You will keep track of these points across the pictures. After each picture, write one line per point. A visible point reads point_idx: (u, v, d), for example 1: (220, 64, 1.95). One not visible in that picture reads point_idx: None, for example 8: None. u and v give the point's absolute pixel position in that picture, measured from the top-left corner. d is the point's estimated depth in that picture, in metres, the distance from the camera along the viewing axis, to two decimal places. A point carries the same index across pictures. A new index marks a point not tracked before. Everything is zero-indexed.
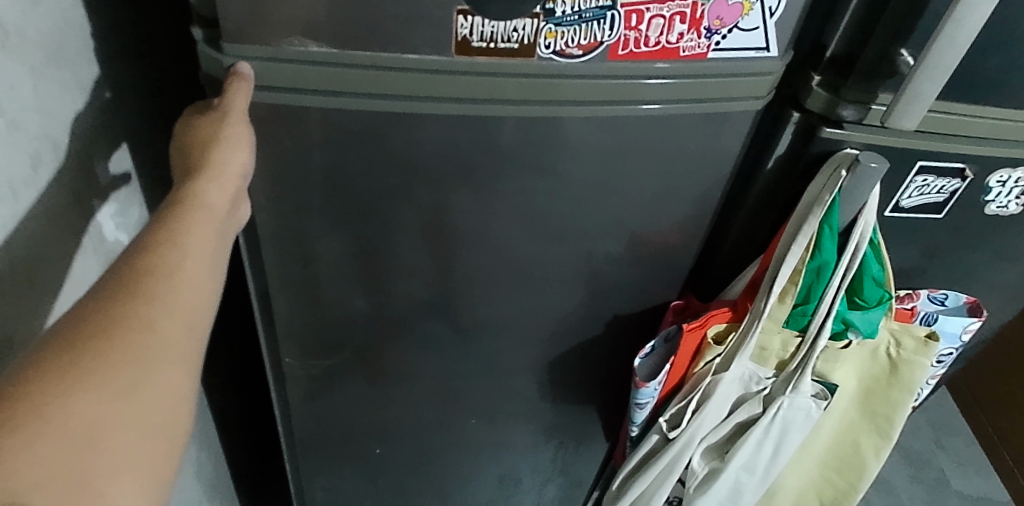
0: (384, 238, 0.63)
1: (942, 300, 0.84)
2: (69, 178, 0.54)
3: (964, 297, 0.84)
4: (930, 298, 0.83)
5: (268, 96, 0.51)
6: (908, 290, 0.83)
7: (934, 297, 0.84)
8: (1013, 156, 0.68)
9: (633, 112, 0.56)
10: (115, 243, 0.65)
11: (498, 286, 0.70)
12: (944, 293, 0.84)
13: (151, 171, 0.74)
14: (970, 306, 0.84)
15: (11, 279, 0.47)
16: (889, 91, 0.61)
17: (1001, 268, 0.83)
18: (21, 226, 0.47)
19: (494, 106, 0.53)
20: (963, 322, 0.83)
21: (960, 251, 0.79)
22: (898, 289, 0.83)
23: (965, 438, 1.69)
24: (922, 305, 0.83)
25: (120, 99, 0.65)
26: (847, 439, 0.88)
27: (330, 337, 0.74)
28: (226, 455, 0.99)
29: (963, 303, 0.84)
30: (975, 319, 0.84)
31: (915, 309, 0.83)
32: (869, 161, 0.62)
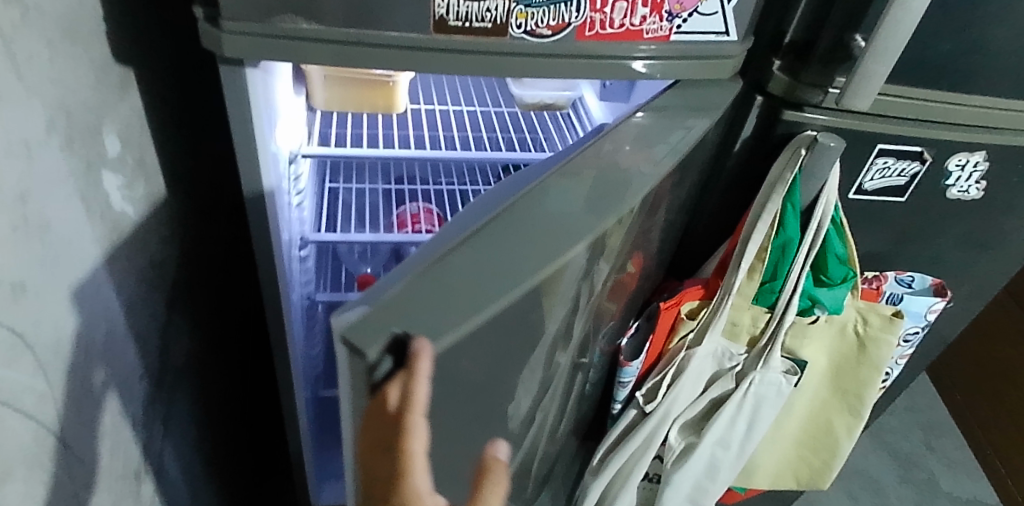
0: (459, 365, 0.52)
1: (909, 282, 0.88)
2: (80, 146, 0.59)
3: (929, 279, 0.88)
4: (897, 280, 0.88)
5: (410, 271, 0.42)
6: (875, 272, 0.87)
7: (902, 280, 0.88)
8: (968, 140, 0.72)
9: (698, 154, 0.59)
10: (122, 215, 0.69)
11: None
12: (911, 276, 0.88)
13: (155, 153, 0.78)
14: (936, 287, 0.88)
15: (30, 233, 0.50)
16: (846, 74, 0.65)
17: (966, 252, 0.87)
18: (37, 183, 0.51)
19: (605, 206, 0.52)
20: (928, 302, 0.88)
21: (925, 234, 0.83)
22: (865, 271, 0.88)
23: (955, 440, 1.69)
24: (889, 286, 0.88)
25: (128, 79, 0.70)
26: (821, 418, 0.91)
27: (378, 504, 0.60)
28: (221, 433, 1.02)
29: (929, 285, 0.89)
30: (940, 299, 0.88)
31: (883, 290, 0.87)
32: (827, 140, 0.67)
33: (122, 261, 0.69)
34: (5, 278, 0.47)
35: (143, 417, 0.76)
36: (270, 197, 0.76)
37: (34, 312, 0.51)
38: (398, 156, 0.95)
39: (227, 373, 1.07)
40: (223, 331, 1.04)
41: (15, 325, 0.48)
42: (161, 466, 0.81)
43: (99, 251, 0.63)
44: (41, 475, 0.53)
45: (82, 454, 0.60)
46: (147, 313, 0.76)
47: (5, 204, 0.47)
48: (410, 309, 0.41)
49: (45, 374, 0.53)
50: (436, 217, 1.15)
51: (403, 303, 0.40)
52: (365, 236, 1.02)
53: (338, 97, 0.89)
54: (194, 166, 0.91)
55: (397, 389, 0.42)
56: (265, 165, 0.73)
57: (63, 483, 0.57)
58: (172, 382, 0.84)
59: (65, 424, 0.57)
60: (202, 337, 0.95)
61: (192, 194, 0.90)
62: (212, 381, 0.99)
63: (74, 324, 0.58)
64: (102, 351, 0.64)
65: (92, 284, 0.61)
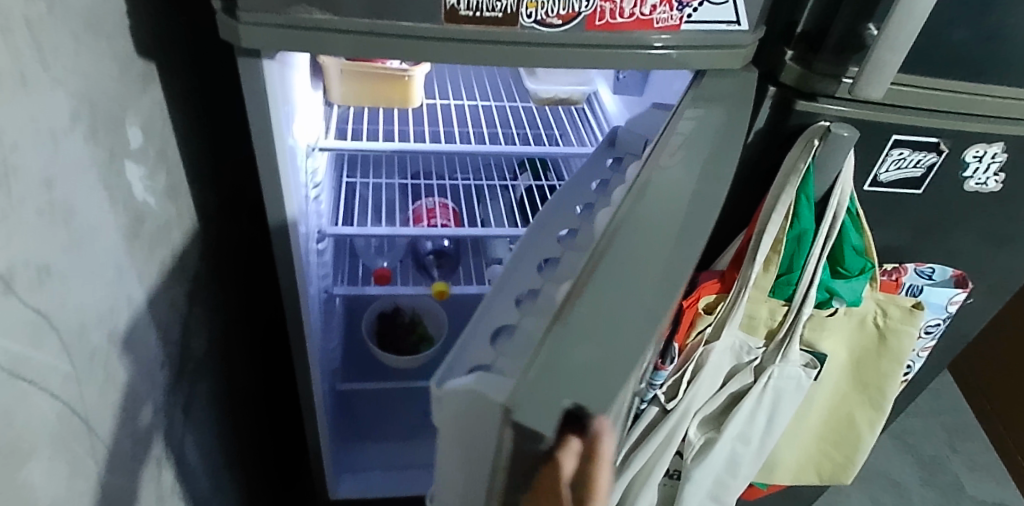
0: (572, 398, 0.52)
1: (929, 274, 0.87)
2: (102, 136, 0.61)
3: (950, 270, 0.87)
4: (917, 272, 0.87)
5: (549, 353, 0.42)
6: (895, 264, 0.86)
7: (922, 271, 0.87)
8: (984, 131, 0.71)
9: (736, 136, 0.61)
10: (144, 206, 0.70)
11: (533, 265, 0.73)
12: (930, 267, 0.87)
13: (177, 147, 0.79)
14: (957, 278, 0.88)
15: (52, 217, 0.51)
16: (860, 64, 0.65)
17: (984, 246, 0.86)
18: (60, 171, 0.53)
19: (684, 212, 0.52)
20: (949, 293, 0.87)
21: (942, 228, 0.82)
22: (884, 263, 0.86)
23: (980, 443, 1.66)
24: (909, 278, 0.87)
25: (150, 73, 0.72)
26: (842, 412, 0.90)
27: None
28: (239, 424, 1.03)
29: (950, 276, 0.88)
30: (961, 290, 0.87)
31: (902, 282, 0.86)
32: (841, 130, 0.67)
33: (143, 251, 0.70)
34: (31, 260, 0.48)
35: (165, 405, 0.77)
36: (287, 189, 0.77)
37: (58, 295, 0.52)
38: (414, 150, 0.97)
39: (247, 364, 1.08)
40: (241, 324, 1.05)
41: (40, 307, 0.49)
42: (181, 455, 0.82)
43: (121, 239, 0.64)
44: (65, 455, 0.54)
45: (105, 437, 0.61)
46: (169, 303, 0.78)
47: (30, 189, 0.48)
48: (568, 383, 0.40)
49: (68, 356, 0.54)
50: (451, 211, 1.17)
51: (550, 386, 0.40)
52: (381, 230, 1.03)
53: (355, 92, 0.91)
54: (214, 160, 0.93)
55: (572, 459, 0.41)
56: (282, 157, 0.74)
57: (86, 464, 0.58)
58: (192, 372, 0.86)
59: (89, 406, 0.58)
60: (222, 329, 0.97)
61: (212, 188, 0.92)
62: (231, 372, 1.00)
63: (98, 311, 0.59)
64: (125, 337, 0.65)
65: (115, 271, 0.63)
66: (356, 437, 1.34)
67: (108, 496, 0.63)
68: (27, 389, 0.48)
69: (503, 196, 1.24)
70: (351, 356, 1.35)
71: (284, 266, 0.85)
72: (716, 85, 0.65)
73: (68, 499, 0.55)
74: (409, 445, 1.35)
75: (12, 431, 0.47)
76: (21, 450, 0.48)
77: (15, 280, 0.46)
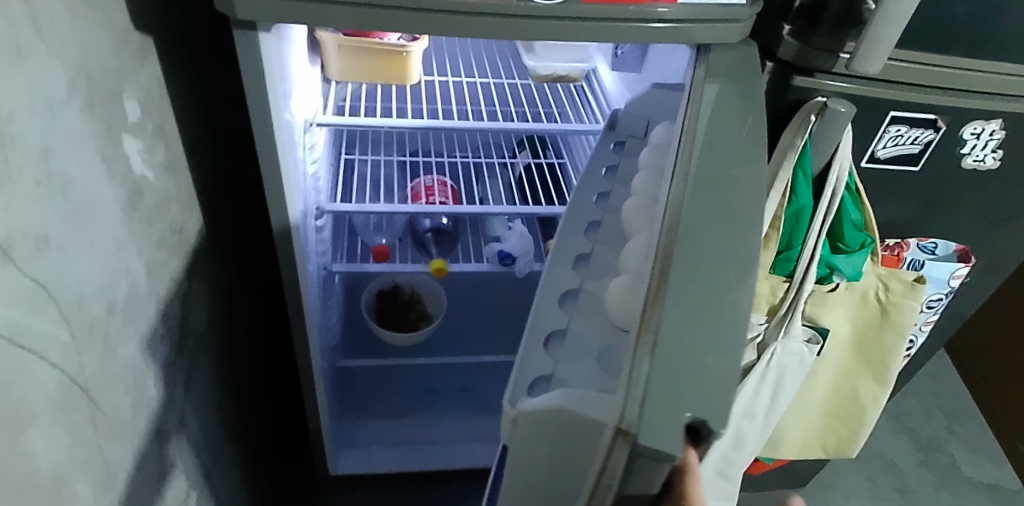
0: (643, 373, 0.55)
1: (931, 249, 0.90)
2: (100, 109, 0.61)
3: (953, 245, 0.90)
4: (919, 247, 0.90)
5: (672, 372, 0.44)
6: (898, 240, 0.90)
7: (924, 247, 0.90)
8: (979, 108, 0.74)
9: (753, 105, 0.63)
10: (142, 179, 0.70)
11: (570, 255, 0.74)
12: (933, 242, 0.90)
13: (175, 121, 0.79)
14: (960, 253, 0.91)
15: (50, 188, 0.52)
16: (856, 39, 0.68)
17: (976, 222, 0.88)
18: (60, 142, 0.53)
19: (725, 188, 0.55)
20: (951, 268, 0.91)
21: (933, 202, 0.85)
22: (886, 239, 0.91)
23: (978, 425, 1.67)
24: (911, 253, 0.91)
25: (148, 46, 0.72)
26: (846, 386, 0.91)
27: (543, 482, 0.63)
28: (238, 399, 1.04)
29: (952, 251, 0.91)
30: (963, 265, 0.91)
31: (904, 257, 0.91)
32: (837, 106, 0.69)
33: (142, 225, 0.70)
34: (30, 230, 0.49)
35: (167, 377, 0.78)
36: (285, 165, 0.78)
37: (56, 266, 0.53)
38: (432, 127, 0.98)
39: (247, 339, 1.09)
40: (239, 300, 1.06)
41: (39, 276, 0.50)
42: (183, 428, 0.83)
43: (119, 212, 0.65)
44: (65, 424, 0.55)
45: (105, 406, 0.62)
46: (169, 278, 0.78)
47: (29, 158, 0.49)
48: (680, 396, 0.42)
49: (68, 325, 0.55)
50: (450, 189, 1.17)
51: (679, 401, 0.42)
52: (379, 207, 1.03)
53: (352, 67, 0.90)
54: (213, 136, 0.93)
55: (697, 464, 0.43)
56: (279, 133, 0.74)
57: (86, 433, 0.58)
58: (192, 347, 0.86)
59: (89, 376, 0.59)
60: (221, 304, 0.97)
61: (214, 163, 0.93)
62: (230, 348, 1.01)
63: (97, 283, 0.60)
64: (124, 310, 0.66)
65: (113, 243, 0.63)
66: (355, 414, 1.35)
67: (109, 465, 0.64)
68: (27, 357, 0.49)
69: (501, 174, 1.25)
70: (352, 336, 1.36)
71: (283, 242, 0.85)
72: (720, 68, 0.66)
73: (69, 467, 0.56)
74: (409, 422, 1.35)
75: (13, 399, 0.47)
76: (21, 417, 0.49)
77: (13, 249, 0.47)
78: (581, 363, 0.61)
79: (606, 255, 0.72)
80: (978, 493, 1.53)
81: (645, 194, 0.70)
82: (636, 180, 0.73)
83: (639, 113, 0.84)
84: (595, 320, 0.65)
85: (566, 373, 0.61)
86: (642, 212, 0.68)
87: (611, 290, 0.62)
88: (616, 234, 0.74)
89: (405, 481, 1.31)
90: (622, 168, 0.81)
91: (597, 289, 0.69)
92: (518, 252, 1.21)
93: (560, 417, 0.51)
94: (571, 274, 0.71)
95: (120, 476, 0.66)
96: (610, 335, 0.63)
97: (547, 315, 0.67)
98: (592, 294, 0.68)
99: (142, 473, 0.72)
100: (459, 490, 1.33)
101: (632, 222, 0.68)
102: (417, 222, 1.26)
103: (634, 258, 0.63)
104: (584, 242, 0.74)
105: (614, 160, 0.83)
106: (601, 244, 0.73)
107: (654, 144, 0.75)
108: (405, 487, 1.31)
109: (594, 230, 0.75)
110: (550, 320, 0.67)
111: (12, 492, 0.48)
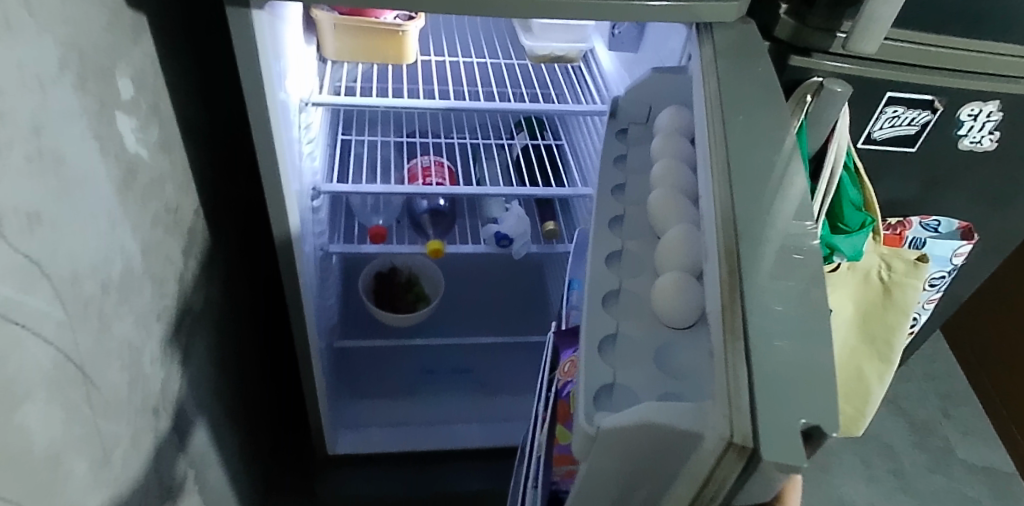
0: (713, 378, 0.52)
1: (935, 227, 0.93)
2: (92, 86, 0.60)
3: (957, 222, 0.92)
4: (922, 225, 0.93)
5: (768, 381, 0.40)
6: (900, 218, 0.92)
7: (927, 225, 0.93)
8: (972, 89, 0.76)
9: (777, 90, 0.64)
10: (136, 157, 0.70)
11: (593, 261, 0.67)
12: (936, 220, 0.92)
13: (170, 100, 0.79)
14: (963, 230, 0.93)
15: (40, 165, 0.51)
16: (852, 19, 0.71)
17: (968, 199, 0.90)
18: (53, 119, 0.53)
19: (754, 177, 0.55)
20: (954, 246, 0.93)
21: (925, 181, 0.87)
22: (890, 217, 0.92)
23: (974, 409, 1.67)
24: (913, 231, 0.93)
25: (142, 23, 0.72)
26: (850, 366, 0.91)
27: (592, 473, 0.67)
28: (236, 379, 1.05)
29: (956, 228, 0.93)
30: (966, 242, 0.93)
31: (906, 235, 0.93)
32: (833, 85, 0.69)
33: (136, 204, 0.70)
34: (21, 206, 0.49)
35: (163, 356, 0.78)
36: (279, 145, 0.77)
37: (50, 243, 0.53)
38: (459, 107, 0.99)
39: (245, 318, 1.10)
40: (235, 280, 1.06)
41: (31, 253, 0.50)
42: (179, 407, 0.83)
43: (113, 190, 0.65)
44: (59, 401, 0.55)
45: (100, 384, 0.62)
46: (165, 255, 0.78)
47: (20, 134, 0.49)
48: (792, 401, 0.39)
49: (62, 303, 0.55)
50: (446, 170, 1.16)
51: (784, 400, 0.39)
52: (376, 188, 1.03)
53: (347, 46, 0.90)
54: (208, 115, 0.92)
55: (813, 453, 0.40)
56: (274, 112, 0.74)
57: (81, 410, 0.59)
58: (189, 327, 0.86)
59: (84, 354, 0.59)
60: (218, 283, 0.98)
61: (212, 142, 0.94)
62: (227, 327, 1.01)
63: (92, 261, 0.60)
64: (119, 288, 0.66)
65: (107, 221, 0.63)
66: (353, 393, 1.36)
67: (105, 442, 0.64)
68: (20, 333, 0.49)
69: (498, 154, 1.25)
70: (349, 317, 1.36)
71: (278, 221, 0.85)
72: (728, 57, 0.67)
73: (65, 443, 0.56)
74: (407, 402, 1.36)
75: (6, 375, 0.48)
76: (15, 393, 0.49)
77: (5, 225, 0.47)
78: (640, 369, 0.56)
79: (641, 252, 0.66)
80: (973, 475, 1.54)
81: (678, 187, 0.66)
82: (657, 169, 0.68)
83: (641, 99, 0.78)
84: (645, 320, 0.59)
85: (626, 381, 0.55)
86: (673, 204, 0.64)
87: (663, 286, 0.57)
88: (645, 226, 0.68)
89: (404, 460, 1.32)
90: (632, 158, 0.75)
91: (639, 287, 0.62)
92: (516, 233, 1.21)
93: (650, 432, 0.46)
94: (606, 273, 0.64)
95: (116, 453, 0.67)
96: (661, 335, 0.58)
97: (590, 319, 0.59)
98: (634, 293, 0.62)
99: (139, 451, 0.72)
100: (455, 470, 1.33)
101: (665, 214, 0.63)
102: (414, 203, 1.26)
103: (683, 253, 0.59)
104: (611, 237, 0.67)
105: (621, 149, 0.76)
106: (630, 239, 0.67)
107: (664, 133, 0.72)
108: (404, 467, 1.32)
109: (619, 224, 0.68)
110: (595, 325, 0.59)
111: (6, 466, 0.48)
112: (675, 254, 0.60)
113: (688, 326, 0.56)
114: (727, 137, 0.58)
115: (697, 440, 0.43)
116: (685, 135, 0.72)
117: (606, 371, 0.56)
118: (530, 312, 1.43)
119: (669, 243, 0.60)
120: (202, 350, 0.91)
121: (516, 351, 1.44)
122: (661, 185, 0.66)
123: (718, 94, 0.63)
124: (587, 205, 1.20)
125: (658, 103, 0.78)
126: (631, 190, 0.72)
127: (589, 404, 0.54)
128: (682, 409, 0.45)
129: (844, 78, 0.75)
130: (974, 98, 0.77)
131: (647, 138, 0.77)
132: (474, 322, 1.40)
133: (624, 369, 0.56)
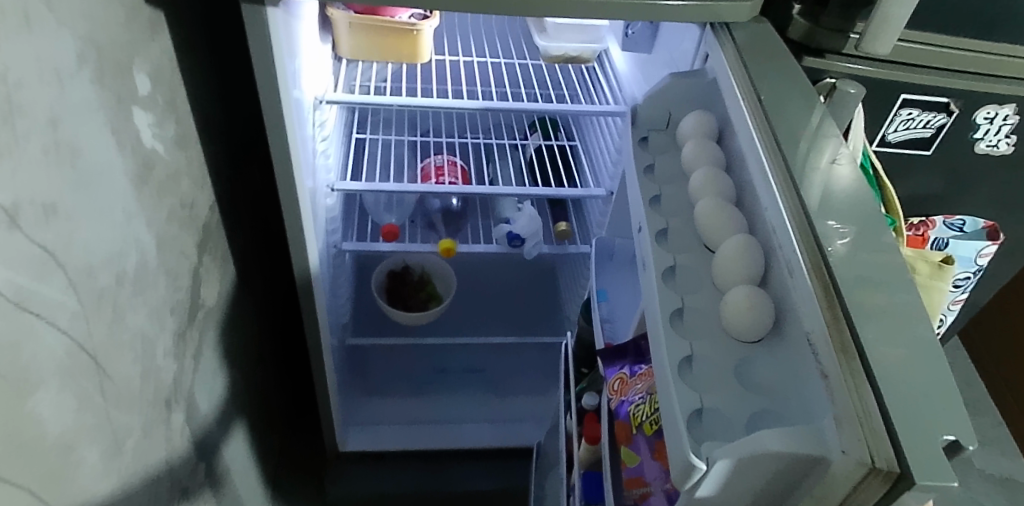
0: (789, 391, 0.52)
1: (959, 226, 0.92)
2: (109, 82, 0.61)
3: (981, 222, 0.92)
4: (945, 225, 0.92)
5: (897, 402, 0.40)
6: (922, 219, 0.92)
7: (951, 224, 0.92)
8: (989, 92, 0.76)
9: (804, 85, 0.65)
10: (151, 151, 0.71)
11: (643, 285, 0.65)
12: (960, 220, 0.92)
13: (187, 96, 0.80)
14: (989, 230, 0.93)
15: (56, 159, 0.52)
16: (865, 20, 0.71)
17: (984, 200, 0.89)
18: (68, 111, 0.54)
19: (806, 181, 0.55)
20: (978, 245, 0.93)
21: (942, 183, 0.87)
22: (911, 217, 0.92)
23: (992, 418, 1.62)
24: (936, 231, 0.93)
25: (159, 19, 0.73)
26: None
27: (661, 486, 0.68)
28: (248, 372, 1.06)
29: (982, 228, 0.93)
30: (992, 242, 0.93)
31: (930, 235, 0.93)
32: (846, 88, 0.69)
33: (151, 197, 0.71)
34: (37, 198, 0.50)
35: (176, 349, 0.79)
36: (293, 143, 0.78)
37: (64, 234, 0.54)
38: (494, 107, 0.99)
39: (257, 313, 1.11)
40: (249, 276, 1.07)
41: (46, 243, 0.51)
42: (190, 401, 0.84)
43: (129, 184, 0.66)
44: (72, 389, 0.56)
45: (113, 374, 0.63)
46: (180, 249, 0.79)
47: (36, 128, 0.49)
48: (929, 421, 0.40)
49: (76, 294, 0.56)
50: (459, 169, 1.17)
51: (923, 415, 0.40)
52: (389, 185, 1.04)
53: (362, 46, 0.91)
54: (225, 111, 0.94)
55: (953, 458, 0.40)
56: (287, 109, 0.75)
57: (94, 399, 0.60)
58: (202, 321, 0.87)
59: (96, 344, 0.60)
60: (233, 277, 0.99)
61: (228, 139, 0.96)
62: (240, 322, 1.02)
63: (106, 252, 0.61)
64: (133, 280, 0.67)
65: (122, 215, 0.64)
66: (365, 390, 1.36)
67: (116, 432, 0.65)
68: (34, 322, 0.50)
69: (512, 154, 1.26)
70: (361, 315, 1.37)
71: (291, 220, 0.86)
72: (757, 61, 0.68)
73: (77, 431, 0.57)
74: (417, 401, 1.36)
75: (19, 362, 0.49)
76: (27, 380, 0.50)
77: (20, 215, 0.48)
78: (722, 391, 0.55)
79: (692, 266, 0.65)
80: (989, 486, 1.48)
81: (721, 194, 0.65)
82: (695, 180, 0.67)
83: (661, 104, 0.77)
84: (713, 338, 0.59)
85: (713, 404, 0.54)
86: (722, 213, 0.63)
87: (733, 301, 0.57)
88: (691, 239, 0.67)
89: (413, 458, 1.33)
90: (659, 168, 0.74)
91: (701, 303, 0.62)
92: (527, 233, 1.21)
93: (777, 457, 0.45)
94: (666, 291, 0.62)
95: (128, 443, 0.68)
96: (732, 352, 0.58)
97: (665, 342, 0.58)
98: (698, 311, 0.61)
99: (151, 444, 0.73)
100: (467, 469, 1.34)
101: (716, 226, 0.63)
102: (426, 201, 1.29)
103: (742, 265, 0.59)
104: (663, 252, 0.66)
105: (647, 159, 0.75)
106: (680, 253, 0.66)
107: (693, 138, 0.71)
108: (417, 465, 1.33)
109: (666, 237, 0.67)
110: (670, 349, 0.57)
111: (18, 451, 0.49)
112: (733, 266, 0.59)
113: (758, 340, 0.56)
114: (780, 145, 0.58)
115: (826, 461, 0.43)
116: (712, 139, 0.72)
117: (692, 395, 0.54)
118: (541, 314, 1.43)
119: (726, 255, 0.60)
120: (214, 344, 0.92)
121: (526, 351, 1.44)
122: (703, 196, 0.66)
123: (759, 102, 0.63)
124: (599, 206, 1.19)
125: (677, 109, 0.77)
126: (667, 201, 0.71)
127: (687, 430, 0.52)
128: (794, 432, 0.45)
129: (857, 81, 0.75)
130: (989, 101, 0.77)
131: (669, 147, 0.76)
132: (481, 321, 1.40)
133: (708, 392, 0.55)
